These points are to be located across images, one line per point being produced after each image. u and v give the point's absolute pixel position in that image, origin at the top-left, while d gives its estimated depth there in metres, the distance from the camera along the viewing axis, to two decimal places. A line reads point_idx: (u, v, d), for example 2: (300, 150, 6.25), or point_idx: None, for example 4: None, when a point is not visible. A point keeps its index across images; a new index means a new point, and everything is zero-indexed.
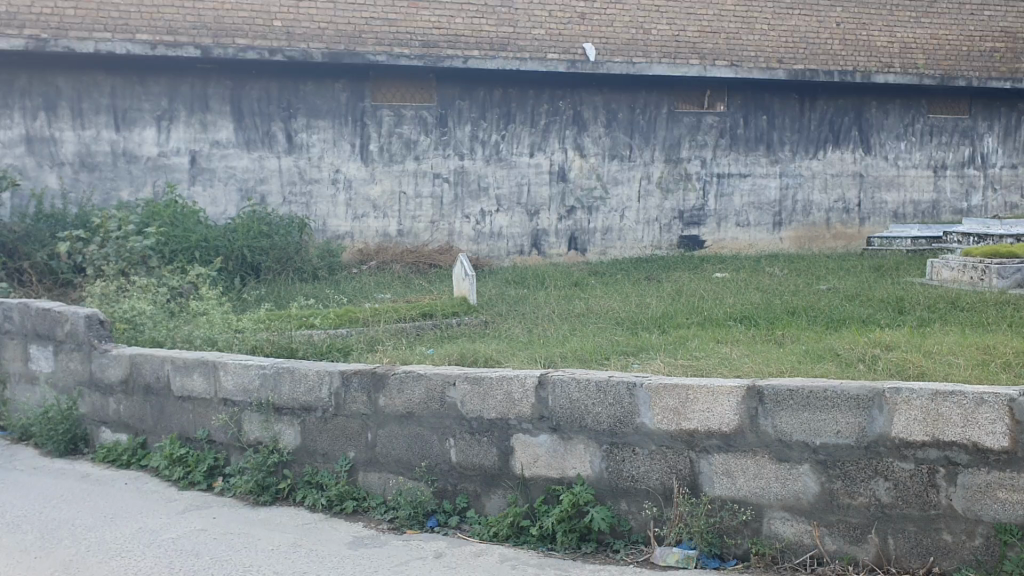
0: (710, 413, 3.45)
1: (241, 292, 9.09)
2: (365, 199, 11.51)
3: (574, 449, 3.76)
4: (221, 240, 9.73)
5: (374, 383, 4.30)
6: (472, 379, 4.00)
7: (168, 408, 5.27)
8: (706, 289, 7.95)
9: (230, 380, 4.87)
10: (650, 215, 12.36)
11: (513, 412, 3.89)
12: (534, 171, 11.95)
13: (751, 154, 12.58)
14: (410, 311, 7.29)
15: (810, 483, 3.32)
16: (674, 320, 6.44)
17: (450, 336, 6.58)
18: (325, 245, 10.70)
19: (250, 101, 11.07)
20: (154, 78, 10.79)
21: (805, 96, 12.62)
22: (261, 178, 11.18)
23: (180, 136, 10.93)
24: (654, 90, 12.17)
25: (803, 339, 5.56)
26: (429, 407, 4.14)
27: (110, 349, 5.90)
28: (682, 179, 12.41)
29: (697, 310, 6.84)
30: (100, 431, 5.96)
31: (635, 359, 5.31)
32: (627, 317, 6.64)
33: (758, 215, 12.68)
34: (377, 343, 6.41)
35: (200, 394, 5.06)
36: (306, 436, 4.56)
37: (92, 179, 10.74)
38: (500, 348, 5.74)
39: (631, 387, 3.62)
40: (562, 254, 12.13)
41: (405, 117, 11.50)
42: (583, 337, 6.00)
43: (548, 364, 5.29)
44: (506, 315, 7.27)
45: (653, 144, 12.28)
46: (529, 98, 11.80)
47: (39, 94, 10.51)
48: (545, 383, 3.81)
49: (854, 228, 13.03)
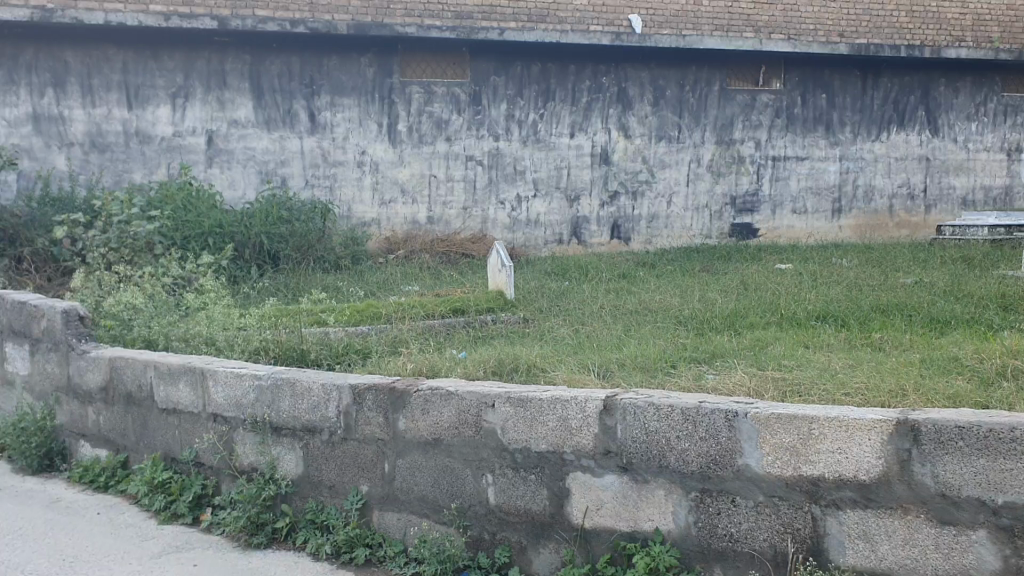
0: (844, 456, 2.59)
1: (255, 283, 8.22)
2: (393, 183, 10.63)
3: (651, 495, 2.87)
4: (236, 226, 8.85)
5: (392, 401, 3.42)
6: (517, 400, 3.11)
7: (151, 423, 4.40)
8: (775, 283, 7.05)
9: (221, 392, 3.95)
10: (700, 201, 11.43)
11: (569, 444, 3.00)
12: (575, 153, 11.03)
13: (809, 136, 11.62)
14: (440, 306, 6.41)
15: (987, 555, 2.45)
16: (746, 321, 5.54)
17: (486, 336, 5.70)
18: (349, 232, 9.84)
19: (271, 77, 10.19)
20: (168, 52, 9.93)
21: (867, 73, 11.64)
22: (281, 160, 10.32)
23: (197, 115, 10.08)
24: (704, 65, 11.22)
25: (907, 345, 4.65)
26: (461, 434, 3.25)
27: (89, 350, 4.86)
28: (734, 162, 11.45)
29: (771, 307, 5.94)
30: (81, 446, 4.94)
31: (712, 370, 4.40)
32: (691, 316, 5.75)
33: (816, 201, 11.72)
34: (401, 345, 5.55)
35: (187, 408, 4.15)
36: (310, 463, 3.66)
37: (102, 161, 9.89)
38: (545, 352, 4.85)
39: (730, 417, 2.74)
40: (604, 242, 11.21)
41: (436, 95, 10.60)
42: (643, 338, 5.12)
43: (606, 376, 4.39)
44: (548, 312, 6.40)
45: (703, 124, 11.33)
46: (571, 74, 10.88)
47: (47, 69, 9.66)
48: (612, 408, 2.92)
49: (920, 217, 12.06)
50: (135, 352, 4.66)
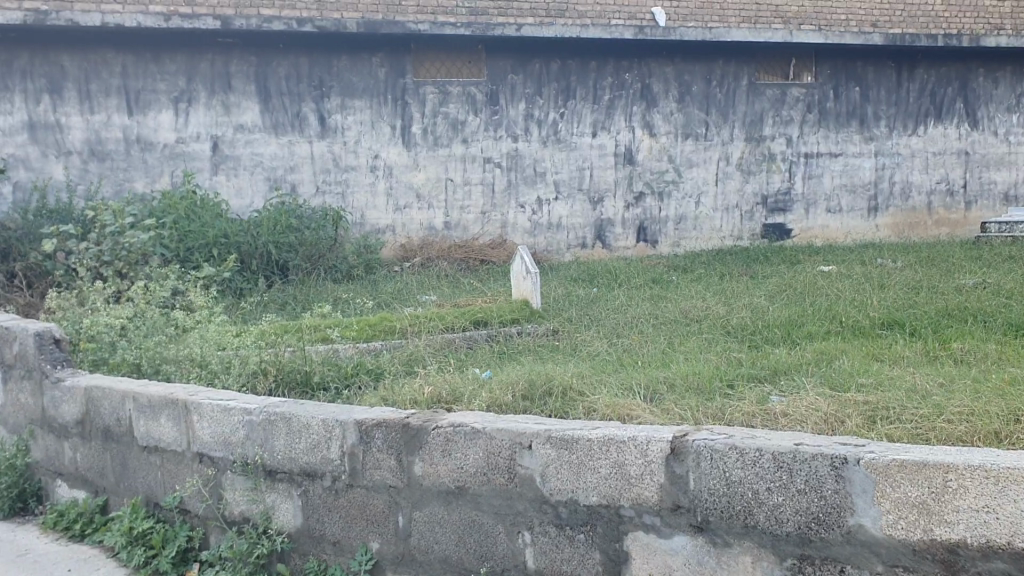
0: (992, 516, 2.03)
1: (263, 297, 7.63)
2: (407, 188, 10.05)
3: (735, 562, 2.35)
4: (242, 235, 8.26)
5: (407, 440, 2.87)
6: (560, 442, 2.59)
7: (132, 463, 3.84)
8: (824, 287, 6.46)
9: (207, 430, 3.40)
10: (729, 201, 10.83)
11: (627, 497, 2.48)
12: (597, 154, 10.44)
13: (843, 131, 11.00)
14: (459, 319, 5.83)
15: None
16: (802, 331, 4.96)
17: (512, 352, 5.12)
18: (362, 239, 9.29)
19: (277, 79, 9.61)
20: (169, 55, 9.33)
21: (903, 64, 11.02)
22: (291, 167, 9.73)
23: (201, 120, 9.48)
24: (732, 58, 10.62)
25: (997, 357, 4.06)
26: (490, 481, 2.72)
27: (65, 379, 4.28)
28: (765, 160, 10.85)
29: (828, 315, 5.35)
30: (58, 486, 4.35)
31: (776, 392, 3.84)
32: (738, 326, 5.17)
33: (851, 199, 11.10)
34: (417, 364, 4.98)
35: (171, 447, 3.61)
36: (309, 515, 3.10)
37: (102, 170, 9.27)
38: (579, 371, 4.27)
39: (836, 464, 2.20)
40: (629, 246, 10.62)
41: (451, 95, 10.01)
42: (689, 354, 4.53)
43: (654, 400, 3.83)
44: (578, 323, 5.81)
45: (731, 121, 10.73)
46: (592, 71, 10.29)
47: (42, 74, 9.01)
48: (682, 452, 2.40)
49: (959, 214, 11.42)
50: (115, 379, 4.08)
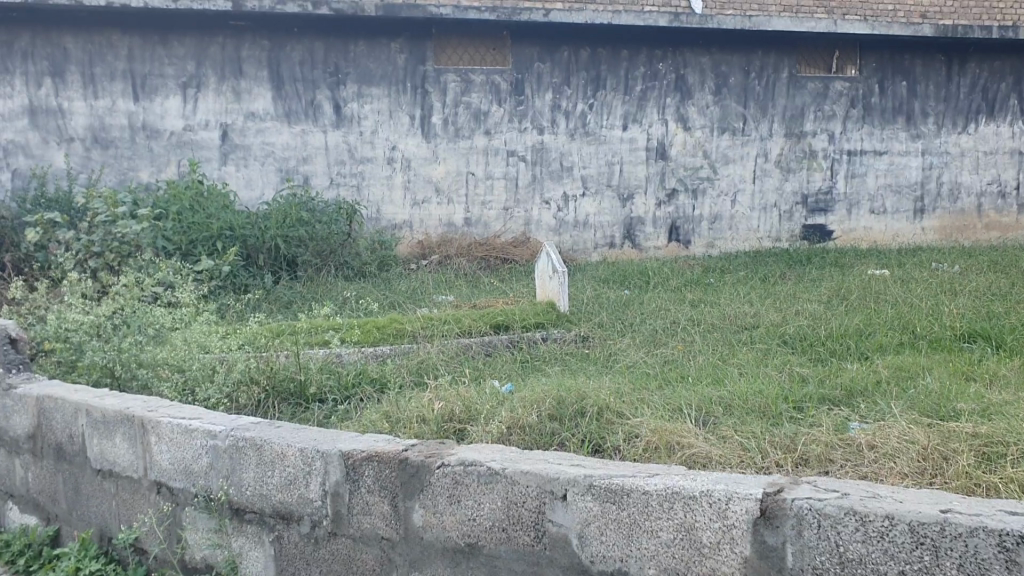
0: None
1: (274, 296, 6.98)
2: (426, 181, 9.26)
3: None
4: (248, 228, 7.61)
5: (405, 482, 2.31)
6: (605, 493, 2.03)
7: (84, 488, 3.23)
8: (887, 293, 5.77)
9: (165, 455, 2.80)
10: (768, 200, 9.96)
11: (695, 571, 1.93)
12: (627, 148, 9.62)
13: (888, 128, 10.09)
14: (477, 322, 5.17)
15: None
16: (871, 343, 4.32)
17: (536, 362, 4.50)
18: (376, 235, 8.62)
19: (291, 65, 8.86)
20: (178, 37, 8.61)
21: (953, 58, 10.11)
22: (304, 157, 8.98)
23: (209, 107, 8.75)
24: (772, 48, 9.77)
25: None
26: (511, 538, 2.17)
27: (16, 386, 3.66)
28: (805, 157, 9.98)
29: (899, 325, 4.69)
30: (8, 510, 3.73)
31: (856, 417, 3.24)
32: (798, 337, 4.54)
33: (896, 200, 10.18)
34: (429, 375, 4.34)
35: (126, 472, 3.01)
36: (283, 567, 2.54)
37: (105, 158, 8.56)
38: (614, 386, 3.63)
39: (1006, 542, 1.63)
40: (660, 246, 9.77)
41: (474, 83, 9.24)
42: (744, 369, 3.90)
43: (710, 425, 3.22)
44: (614, 329, 5.15)
45: (771, 114, 9.86)
46: (624, 59, 9.49)
47: (44, 56, 8.33)
48: (775, 516, 1.84)
49: (1011, 217, 10.46)
50: (72, 387, 3.45)
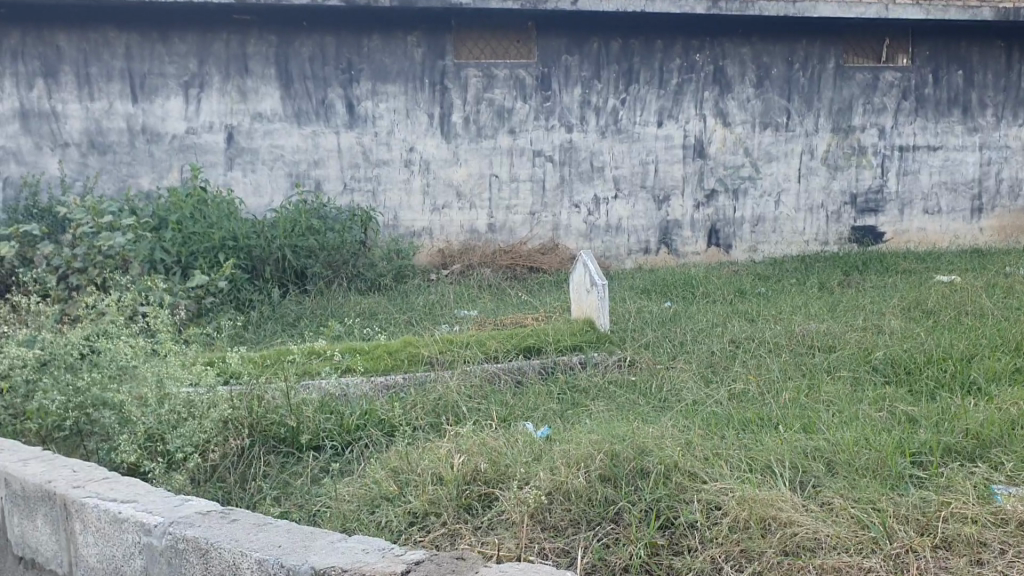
0: None
1: (285, 313, 6.24)
2: (446, 185, 8.31)
3: None
4: (254, 238, 6.86)
5: None
6: None
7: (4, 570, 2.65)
8: (977, 304, 5.00)
9: (91, 550, 2.35)
10: (814, 200, 9.03)
11: None
12: (663, 146, 8.68)
13: (943, 120, 9.16)
14: (504, 346, 4.45)
15: None
16: (984, 368, 3.59)
17: (576, 396, 3.77)
18: (395, 241, 7.84)
19: (300, 62, 7.91)
20: (179, 33, 7.67)
21: (1015, 43, 9.16)
22: (315, 160, 8.04)
23: (215, 107, 7.81)
24: (817, 36, 8.82)
25: None
26: None
27: None
28: (854, 153, 9.04)
29: (1009, 346, 3.93)
30: None
31: (999, 479, 2.52)
32: (892, 362, 3.80)
33: (953, 199, 9.27)
34: (448, 415, 3.60)
35: (49, 564, 2.49)
36: None
37: (102, 164, 7.65)
38: (677, 434, 2.89)
39: None
40: (699, 252, 8.84)
41: (497, 79, 8.29)
42: (840, 408, 3.16)
43: (810, 492, 2.50)
44: (661, 351, 4.43)
45: (816, 108, 8.92)
46: (657, 52, 8.54)
47: (36, 56, 7.45)
48: None
49: None
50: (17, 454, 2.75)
